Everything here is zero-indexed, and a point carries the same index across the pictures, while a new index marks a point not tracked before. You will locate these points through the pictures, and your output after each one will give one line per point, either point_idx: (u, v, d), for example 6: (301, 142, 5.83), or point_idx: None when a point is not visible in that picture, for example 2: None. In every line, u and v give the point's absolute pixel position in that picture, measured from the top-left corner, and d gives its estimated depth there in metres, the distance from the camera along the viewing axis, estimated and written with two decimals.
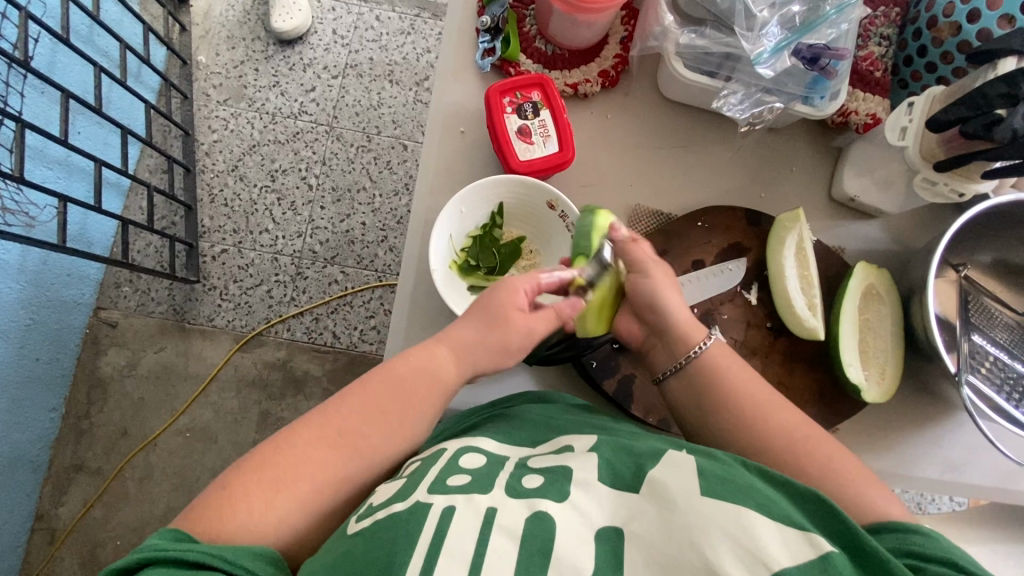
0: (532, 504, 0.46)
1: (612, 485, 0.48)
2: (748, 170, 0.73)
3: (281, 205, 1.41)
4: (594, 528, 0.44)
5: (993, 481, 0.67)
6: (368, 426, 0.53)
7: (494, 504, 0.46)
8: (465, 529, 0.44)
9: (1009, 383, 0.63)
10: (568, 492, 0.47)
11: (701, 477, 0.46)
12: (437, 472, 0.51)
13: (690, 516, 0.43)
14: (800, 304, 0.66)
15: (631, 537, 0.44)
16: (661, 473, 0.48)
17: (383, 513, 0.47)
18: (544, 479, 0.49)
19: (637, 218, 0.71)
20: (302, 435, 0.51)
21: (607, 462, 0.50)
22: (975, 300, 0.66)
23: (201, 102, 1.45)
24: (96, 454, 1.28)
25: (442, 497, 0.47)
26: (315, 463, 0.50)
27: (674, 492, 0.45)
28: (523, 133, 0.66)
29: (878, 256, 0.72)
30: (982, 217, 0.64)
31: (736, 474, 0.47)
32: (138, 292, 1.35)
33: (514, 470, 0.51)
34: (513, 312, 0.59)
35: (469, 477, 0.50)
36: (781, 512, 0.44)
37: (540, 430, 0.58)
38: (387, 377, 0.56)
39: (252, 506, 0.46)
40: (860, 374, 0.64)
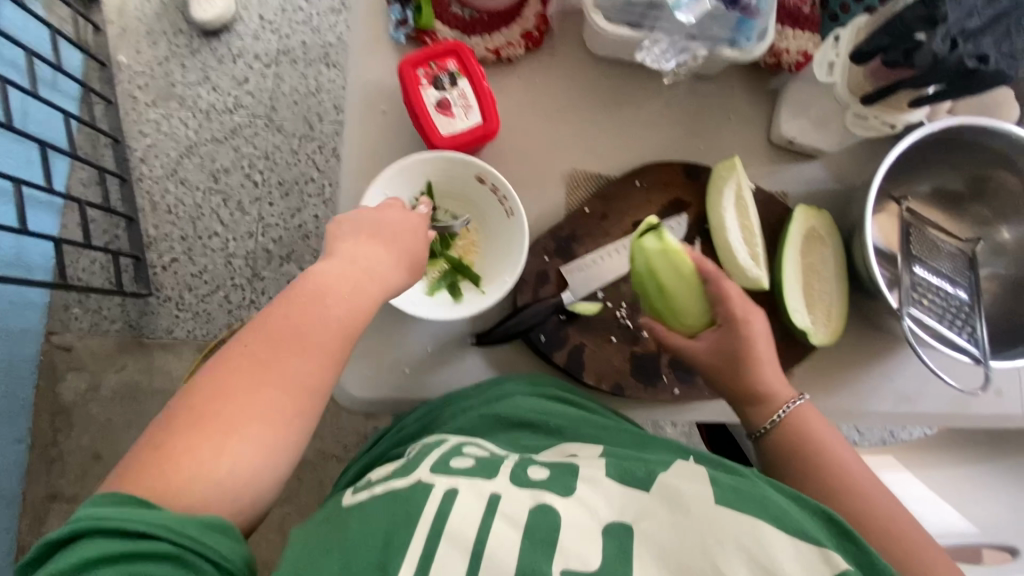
0: (537, 496, 0.47)
1: (621, 482, 0.49)
2: (684, 123, 0.72)
3: (228, 206, 1.36)
4: (602, 523, 0.46)
5: (940, 408, 0.69)
6: (294, 343, 0.50)
7: (498, 491, 0.48)
8: (468, 512, 0.45)
9: (953, 312, 0.62)
10: (574, 486, 0.48)
11: (714, 485, 0.48)
12: (441, 455, 0.52)
13: (702, 522, 0.45)
14: (742, 254, 0.63)
15: (642, 534, 0.45)
16: (671, 475, 0.49)
17: (381, 487, 0.50)
18: (549, 472, 0.51)
19: (575, 183, 0.69)
20: (223, 372, 0.48)
21: (616, 462, 0.51)
22: (917, 231, 0.66)
23: (128, 105, 1.38)
24: (70, 481, 1.26)
25: (444, 479, 0.48)
26: (237, 389, 0.47)
27: (688, 497, 0.46)
28: (443, 106, 0.60)
29: (819, 198, 0.72)
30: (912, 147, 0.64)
31: (751, 485, 0.49)
32: (89, 312, 1.31)
33: (519, 461, 0.52)
34: (404, 231, 0.58)
35: (473, 461, 0.51)
36: (795, 526, 0.45)
37: (543, 430, 0.58)
38: (297, 292, 0.52)
39: (196, 457, 0.44)
40: (806, 319, 0.62)
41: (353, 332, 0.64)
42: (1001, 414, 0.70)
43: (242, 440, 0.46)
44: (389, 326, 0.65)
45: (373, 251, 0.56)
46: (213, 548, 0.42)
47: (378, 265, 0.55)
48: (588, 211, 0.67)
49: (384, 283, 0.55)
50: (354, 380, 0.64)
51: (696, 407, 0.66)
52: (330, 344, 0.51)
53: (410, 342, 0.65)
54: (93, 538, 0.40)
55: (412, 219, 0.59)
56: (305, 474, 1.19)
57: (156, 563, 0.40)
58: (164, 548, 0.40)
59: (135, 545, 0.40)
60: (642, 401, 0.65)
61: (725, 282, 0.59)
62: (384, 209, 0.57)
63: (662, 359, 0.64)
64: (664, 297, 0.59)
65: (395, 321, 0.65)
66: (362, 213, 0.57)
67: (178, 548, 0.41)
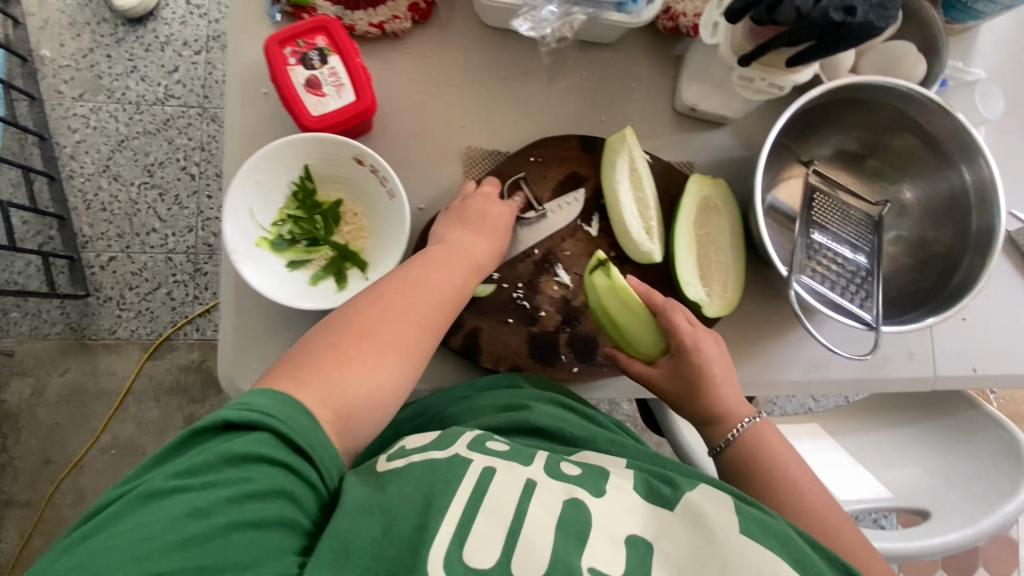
0: (571, 489, 0.45)
1: (646, 497, 0.46)
2: (586, 93, 0.68)
3: (165, 200, 1.32)
4: (626, 533, 0.43)
5: (852, 375, 0.68)
6: (392, 320, 0.52)
7: (534, 478, 0.46)
8: (501, 495, 0.43)
9: (849, 278, 0.61)
10: (604, 488, 0.46)
11: (738, 512, 0.45)
12: (478, 435, 0.50)
13: (730, 549, 0.42)
14: (636, 227, 0.63)
15: (662, 554, 0.42)
16: (698, 497, 0.46)
17: (420, 455, 0.47)
18: (583, 470, 0.48)
19: (472, 160, 0.66)
20: (343, 330, 0.50)
21: (645, 478, 0.48)
22: (822, 196, 0.65)
23: (53, 101, 1.31)
24: (22, 487, 1.23)
25: (482, 457, 0.46)
26: (396, 310, 0.52)
27: (715, 521, 0.44)
28: (312, 85, 0.57)
29: (727, 166, 0.69)
30: (806, 109, 0.62)
31: (773, 517, 0.46)
32: (28, 315, 1.28)
33: (551, 454, 0.50)
34: (480, 216, 0.60)
35: (507, 448, 0.49)
36: (814, 569, 0.43)
37: (560, 439, 0.54)
38: (401, 282, 0.54)
39: (341, 370, 0.47)
40: (700, 290, 0.62)
41: (241, 326, 0.61)
42: (911, 376, 0.69)
43: (345, 391, 0.46)
44: (276, 318, 0.61)
45: (460, 245, 0.59)
46: (319, 457, 0.44)
47: (454, 261, 0.58)
48: (482, 189, 0.64)
49: (456, 293, 0.57)
50: (245, 377, 0.60)
51: (601, 384, 0.65)
52: (420, 320, 0.53)
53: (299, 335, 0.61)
54: (152, 478, 0.39)
55: (511, 205, 0.63)
56: None
57: (275, 471, 0.41)
58: (279, 456, 0.41)
59: (215, 465, 0.39)
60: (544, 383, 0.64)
61: (675, 311, 0.59)
62: (484, 202, 0.61)
63: (561, 338, 0.63)
64: (616, 331, 0.60)
65: (281, 317, 0.61)
66: (471, 201, 0.61)
67: (292, 456, 0.42)
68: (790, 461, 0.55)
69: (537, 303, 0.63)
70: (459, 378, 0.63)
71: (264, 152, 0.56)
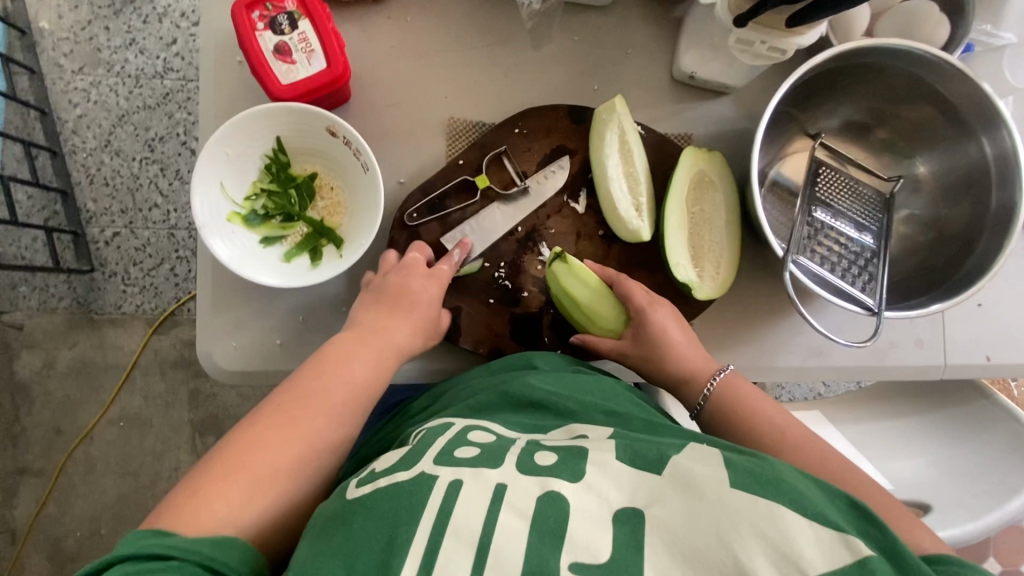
0: (543, 482, 0.39)
1: (632, 464, 0.40)
2: (578, 60, 0.64)
3: (167, 175, 1.19)
4: (612, 510, 0.37)
5: (858, 361, 0.65)
6: (294, 423, 0.48)
7: (504, 481, 0.39)
8: (470, 509, 0.37)
9: (853, 259, 0.57)
10: (583, 471, 0.39)
11: (727, 467, 0.39)
12: (445, 443, 0.43)
13: (718, 505, 0.36)
14: (624, 204, 0.59)
15: (654, 522, 0.37)
16: (685, 459, 0.40)
17: (386, 480, 0.40)
18: (558, 455, 0.42)
19: (455, 132, 0.63)
20: (246, 438, 0.46)
21: (627, 445, 0.42)
22: (826, 171, 0.61)
23: (53, 75, 1.18)
24: (35, 456, 1.19)
25: (449, 470, 0.40)
26: (298, 429, 0.47)
27: (701, 480, 0.38)
28: (282, 52, 0.55)
29: (728, 138, 0.64)
30: (803, 80, 0.57)
31: (768, 467, 0.39)
32: (37, 290, 1.19)
33: (525, 446, 0.43)
34: (406, 285, 0.56)
35: (478, 450, 0.42)
36: (815, 509, 0.37)
37: (547, 413, 0.49)
38: (307, 378, 0.50)
39: (227, 499, 0.42)
40: (691, 272, 0.58)
41: (218, 302, 0.60)
42: (920, 365, 0.65)
43: (237, 504, 0.43)
44: (255, 296, 0.60)
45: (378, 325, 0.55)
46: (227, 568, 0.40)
47: (360, 354, 0.53)
48: (463, 163, 0.61)
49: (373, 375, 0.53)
50: (224, 353, 0.59)
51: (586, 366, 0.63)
52: (325, 423, 0.49)
53: (278, 311, 0.60)
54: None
55: (440, 274, 0.57)
56: None
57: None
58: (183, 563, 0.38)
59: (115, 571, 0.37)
60: None
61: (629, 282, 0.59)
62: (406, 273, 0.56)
63: (544, 319, 0.61)
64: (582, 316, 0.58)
65: (259, 294, 0.60)
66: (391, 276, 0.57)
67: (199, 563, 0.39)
68: (773, 414, 0.53)
69: (519, 283, 0.60)
70: (440, 358, 0.61)
71: (235, 125, 0.54)
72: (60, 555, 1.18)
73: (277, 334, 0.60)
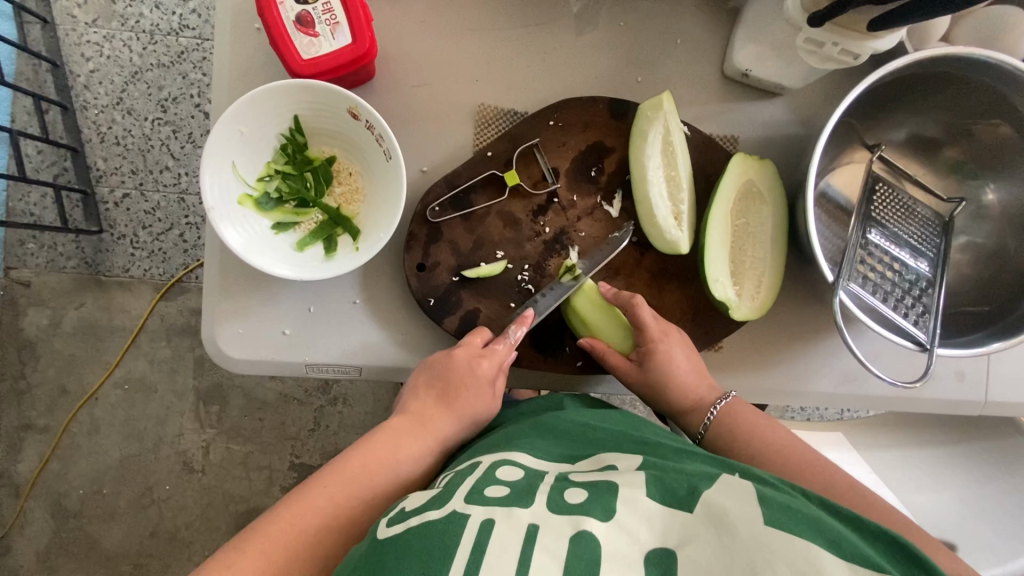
0: (577, 521, 0.35)
1: (665, 504, 0.37)
2: (622, 48, 0.59)
3: (179, 138, 1.15)
4: (643, 551, 0.34)
5: (896, 391, 0.61)
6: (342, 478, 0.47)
7: (537, 520, 0.36)
8: (504, 550, 0.34)
9: (905, 288, 0.53)
10: (614, 509, 0.36)
11: (763, 503, 0.36)
12: (474, 483, 0.41)
13: (754, 545, 0.33)
14: (662, 212, 0.55)
15: (688, 564, 0.34)
16: (717, 493, 0.37)
17: (417, 519, 0.37)
18: (588, 492, 0.38)
19: (485, 120, 0.58)
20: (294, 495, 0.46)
21: (656, 477, 0.39)
22: (884, 187, 0.56)
23: (66, 25, 1.13)
24: (40, 413, 1.18)
25: (480, 509, 0.37)
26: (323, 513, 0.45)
27: (733, 515, 0.35)
28: (304, 23, 0.50)
29: (779, 143, 0.59)
30: (874, 86, 0.52)
31: (801, 504, 0.37)
32: (45, 248, 1.16)
33: (558, 482, 0.40)
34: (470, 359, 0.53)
35: (509, 489, 0.39)
36: (853, 549, 0.34)
37: (576, 442, 0.47)
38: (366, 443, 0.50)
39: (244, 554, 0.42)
40: (729, 290, 0.54)
41: (227, 286, 0.57)
42: (959, 399, 0.62)
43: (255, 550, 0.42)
44: (265, 282, 0.57)
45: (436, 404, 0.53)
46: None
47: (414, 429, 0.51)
48: (491, 155, 0.57)
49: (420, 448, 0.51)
50: (230, 338, 0.57)
51: (605, 380, 0.59)
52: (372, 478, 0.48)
53: (289, 299, 0.57)
54: None
55: (496, 355, 0.53)
56: (269, 414, 1.20)
57: None
58: None
59: None
60: (546, 373, 0.58)
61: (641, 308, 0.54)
62: (458, 354, 0.53)
63: (566, 329, 0.57)
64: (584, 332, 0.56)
65: (269, 280, 0.57)
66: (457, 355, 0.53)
67: None
68: (769, 432, 0.52)
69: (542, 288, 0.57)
70: None
71: (248, 100, 0.49)
72: (63, 512, 1.19)
73: (286, 324, 0.57)
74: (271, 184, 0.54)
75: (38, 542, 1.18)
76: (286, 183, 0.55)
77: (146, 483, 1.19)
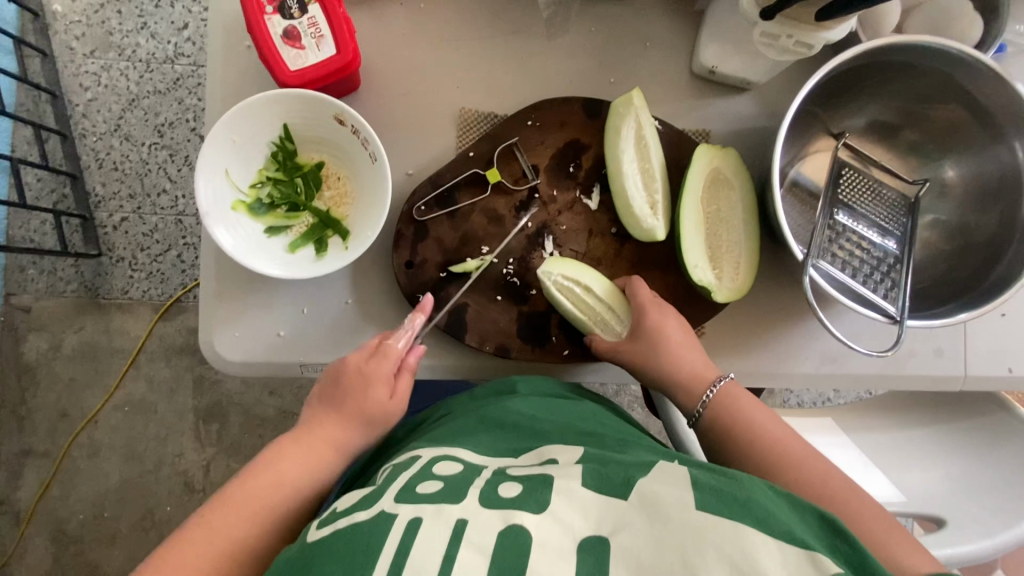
0: (508, 515, 0.37)
1: (598, 492, 0.39)
2: (596, 51, 0.62)
3: (175, 161, 1.18)
4: (577, 539, 0.36)
5: (876, 370, 0.63)
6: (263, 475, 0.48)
7: (466, 515, 0.37)
8: (429, 549, 0.35)
9: (874, 265, 0.56)
10: (548, 500, 0.38)
11: (695, 489, 0.37)
12: (407, 480, 0.42)
13: (682, 531, 0.35)
14: (639, 202, 0.58)
15: (620, 550, 0.35)
16: (652, 482, 0.39)
17: (344, 521, 0.38)
18: (523, 486, 0.40)
19: (466, 123, 0.61)
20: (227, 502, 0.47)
21: (594, 469, 0.41)
22: (849, 171, 0.59)
23: (65, 57, 1.17)
24: (41, 438, 1.19)
25: (409, 507, 0.38)
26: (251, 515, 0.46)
27: (665, 502, 0.36)
28: (290, 37, 0.53)
29: (749, 135, 0.62)
30: (831, 76, 0.55)
31: (736, 485, 0.38)
32: (45, 273, 1.19)
33: (492, 477, 0.42)
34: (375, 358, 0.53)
35: (442, 484, 0.41)
36: (781, 526, 0.35)
37: (522, 432, 0.49)
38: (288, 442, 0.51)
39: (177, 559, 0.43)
40: (708, 274, 0.56)
41: (223, 291, 0.59)
42: (940, 375, 0.63)
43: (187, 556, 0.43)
44: (259, 286, 0.59)
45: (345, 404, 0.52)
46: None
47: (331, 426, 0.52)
48: (473, 155, 0.59)
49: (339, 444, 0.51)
50: (226, 341, 0.58)
51: (593, 368, 0.61)
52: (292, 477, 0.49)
53: (285, 301, 0.59)
54: None
55: (388, 354, 0.53)
56: (269, 430, 1.21)
57: None
58: None
59: None
60: (533, 364, 0.60)
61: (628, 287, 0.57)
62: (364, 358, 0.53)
63: (552, 319, 0.59)
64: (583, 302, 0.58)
65: (263, 284, 0.59)
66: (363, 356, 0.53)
67: None
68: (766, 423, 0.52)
69: (528, 280, 0.59)
70: (445, 356, 0.60)
71: (237, 109, 0.52)
72: (64, 538, 1.19)
73: (281, 325, 0.59)
74: (263, 189, 0.57)
75: (38, 570, 1.18)
76: (279, 188, 0.57)
77: (147, 505, 1.19)
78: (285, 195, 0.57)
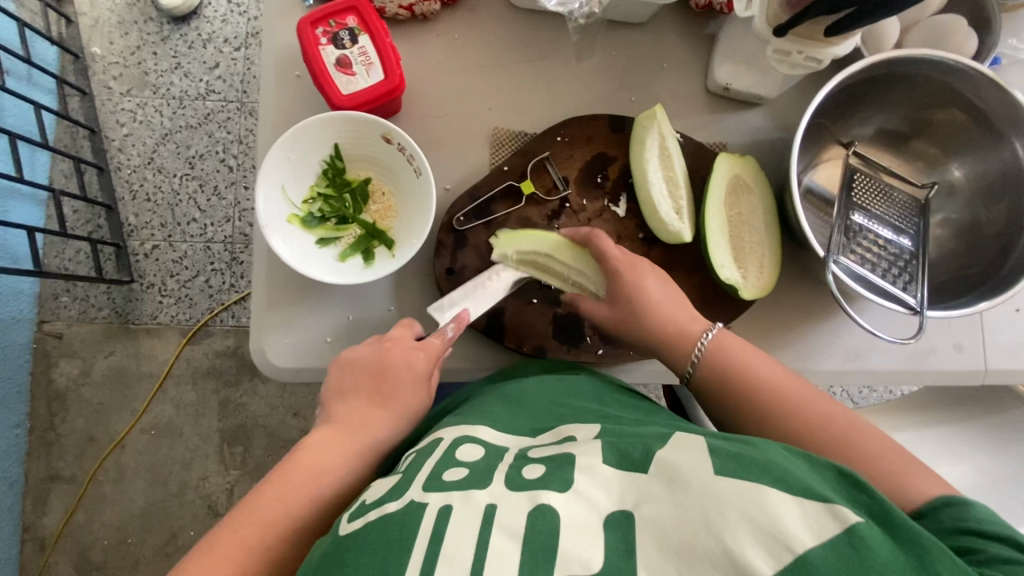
0: (534, 496, 0.38)
1: (619, 467, 0.40)
2: (617, 74, 0.67)
3: (204, 191, 1.24)
4: (602, 516, 0.37)
5: (899, 366, 0.65)
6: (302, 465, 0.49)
7: (494, 500, 0.38)
8: (461, 535, 0.36)
9: (892, 260, 0.59)
10: (571, 479, 0.39)
11: (713, 454, 0.39)
12: (432, 468, 0.43)
13: (705, 495, 0.36)
14: (665, 208, 0.61)
15: (645, 522, 0.36)
16: (670, 452, 0.40)
17: (375, 513, 0.40)
18: (546, 467, 0.41)
19: (499, 140, 0.66)
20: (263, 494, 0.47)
21: (612, 444, 0.42)
22: (862, 176, 0.63)
23: (103, 96, 1.24)
24: (68, 463, 1.21)
25: (437, 495, 0.39)
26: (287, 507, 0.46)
27: (684, 471, 0.38)
28: (342, 64, 0.58)
29: (763, 146, 0.66)
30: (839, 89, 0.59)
31: (752, 449, 0.40)
32: (77, 299, 1.23)
33: (514, 461, 0.43)
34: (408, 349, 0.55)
35: (467, 471, 0.42)
36: (799, 483, 0.37)
37: (540, 416, 0.51)
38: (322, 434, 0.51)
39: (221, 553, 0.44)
40: (735, 273, 0.60)
41: (272, 300, 0.62)
42: (962, 370, 0.65)
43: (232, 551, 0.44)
44: (308, 296, 0.62)
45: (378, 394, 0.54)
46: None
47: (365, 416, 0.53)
48: (507, 169, 0.63)
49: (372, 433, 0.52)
50: (275, 347, 0.62)
51: (623, 368, 0.64)
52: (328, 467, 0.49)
53: (332, 309, 0.62)
54: None
55: (431, 347, 0.56)
56: None
57: None
58: None
59: None
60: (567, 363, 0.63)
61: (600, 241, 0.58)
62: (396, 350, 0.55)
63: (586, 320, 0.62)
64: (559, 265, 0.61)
65: (310, 294, 0.62)
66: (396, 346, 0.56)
67: None
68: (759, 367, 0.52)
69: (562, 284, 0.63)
70: (480, 359, 0.63)
71: (292, 132, 0.57)
72: (87, 564, 1.19)
73: (327, 333, 0.62)
74: (314, 206, 0.61)
75: None
76: (330, 203, 0.62)
77: (171, 529, 1.20)
78: (336, 208, 0.62)
